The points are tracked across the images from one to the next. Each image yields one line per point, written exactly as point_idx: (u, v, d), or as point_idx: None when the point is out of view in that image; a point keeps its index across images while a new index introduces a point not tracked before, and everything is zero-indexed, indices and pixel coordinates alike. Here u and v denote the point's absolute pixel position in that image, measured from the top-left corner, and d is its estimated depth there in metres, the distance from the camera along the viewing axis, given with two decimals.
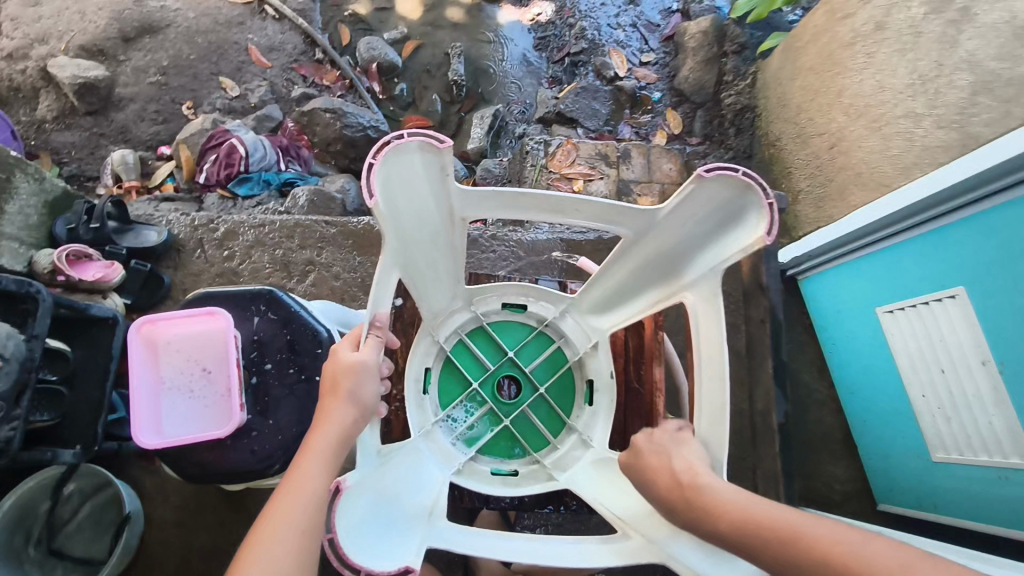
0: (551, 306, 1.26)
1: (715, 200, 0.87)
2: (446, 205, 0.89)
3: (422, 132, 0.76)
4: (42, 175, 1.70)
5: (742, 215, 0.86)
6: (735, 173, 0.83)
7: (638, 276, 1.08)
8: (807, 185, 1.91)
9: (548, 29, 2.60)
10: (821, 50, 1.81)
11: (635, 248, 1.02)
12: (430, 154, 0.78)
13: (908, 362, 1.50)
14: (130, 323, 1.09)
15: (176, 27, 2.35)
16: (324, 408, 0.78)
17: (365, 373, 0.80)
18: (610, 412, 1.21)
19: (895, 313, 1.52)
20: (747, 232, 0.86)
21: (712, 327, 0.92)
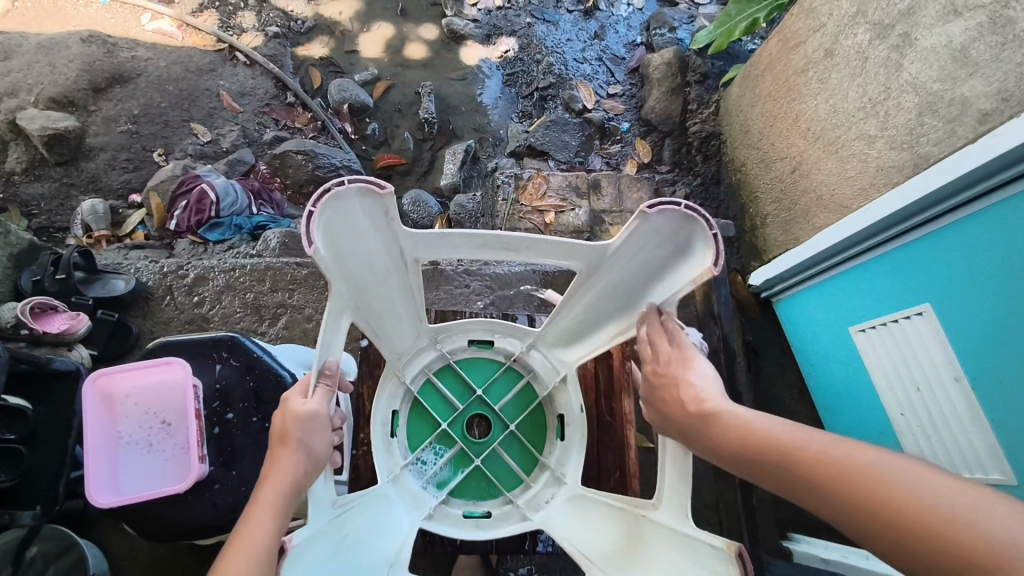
0: (518, 341, 1.25)
1: (662, 231, 0.88)
2: (392, 243, 0.89)
3: (362, 178, 0.76)
4: (6, 229, 1.73)
5: (688, 244, 0.86)
6: (677, 206, 0.83)
7: (599, 306, 1.08)
8: (773, 208, 1.93)
9: (516, 65, 2.65)
10: (778, 77, 1.87)
11: (592, 280, 1.02)
12: (370, 198, 0.78)
13: (885, 382, 1.50)
14: (84, 376, 1.06)
15: (146, 76, 2.37)
16: (274, 461, 0.76)
17: (318, 424, 0.80)
18: (583, 446, 1.19)
19: (869, 333, 1.53)
20: (695, 262, 0.86)
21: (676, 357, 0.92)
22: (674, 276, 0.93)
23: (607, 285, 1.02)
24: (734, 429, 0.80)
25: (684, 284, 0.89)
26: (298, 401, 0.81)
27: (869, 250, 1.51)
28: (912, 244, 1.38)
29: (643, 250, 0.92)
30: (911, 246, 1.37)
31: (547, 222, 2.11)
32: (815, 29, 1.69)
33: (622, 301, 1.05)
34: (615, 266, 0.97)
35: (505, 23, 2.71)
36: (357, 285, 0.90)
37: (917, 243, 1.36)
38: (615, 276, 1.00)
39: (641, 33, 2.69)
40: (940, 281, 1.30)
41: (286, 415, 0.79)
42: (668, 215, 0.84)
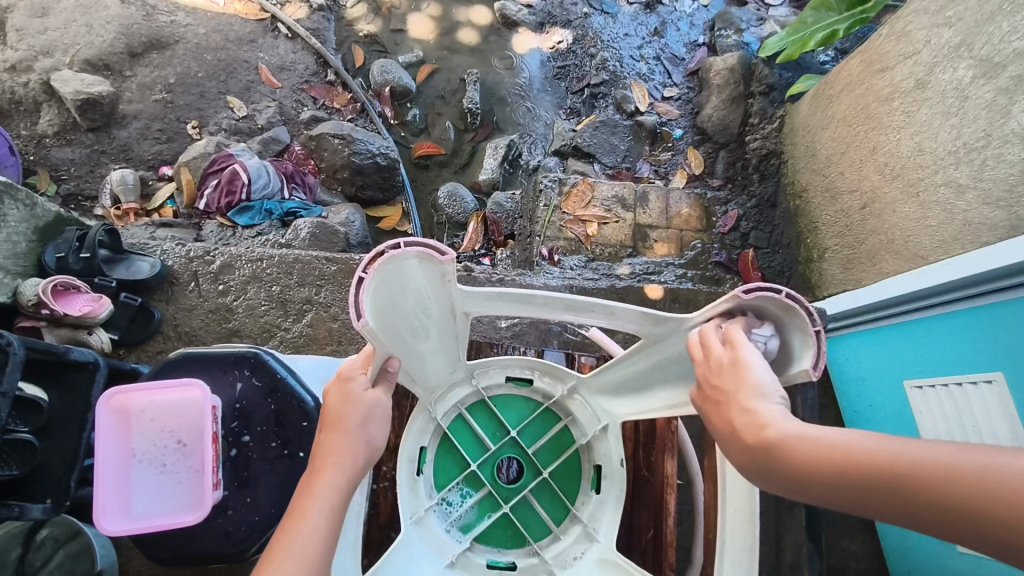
0: (558, 383, 1.16)
1: (755, 325, 0.86)
2: (442, 298, 0.91)
3: (419, 241, 0.80)
4: (34, 201, 1.64)
5: (782, 338, 0.84)
6: (777, 293, 0.79)
7: (658, 373, 1.02)
8: (834, 243, 1.81)
9: (568, 58, 2.51)
10: (855, 102, 1.72)
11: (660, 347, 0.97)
12: (427, 261, 0.82)
13: (934, 444, 1.33)
14: (100, 395, 1.00)
15: (185, 43, 2.28)
16: (331, 444, 0.77)
17: (378, 413, 0.81)
18: (620, 503, 1.10)
19: (924, 390, 1.37)
20: (786, 358, 0.83)
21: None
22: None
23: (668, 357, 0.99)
24: (784, 440, 0.65)
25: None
26: (360, 390, 0.81)
27: (926, 306, 1.39)
28: (976, 308, 1.25)
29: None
30: (978, 309, 1.24)
31: (589, 233, 2.00)
32: (907, 55, 1.53)
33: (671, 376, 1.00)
34: (683, 341, 0.94)
35: (561, 12, 2.57)
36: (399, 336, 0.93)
37: (983, 308, 1.23)
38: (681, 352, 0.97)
39: (704, 33, 2.53)
40: (1007, 349, 1.16)
41: (348, 400, 0.80)
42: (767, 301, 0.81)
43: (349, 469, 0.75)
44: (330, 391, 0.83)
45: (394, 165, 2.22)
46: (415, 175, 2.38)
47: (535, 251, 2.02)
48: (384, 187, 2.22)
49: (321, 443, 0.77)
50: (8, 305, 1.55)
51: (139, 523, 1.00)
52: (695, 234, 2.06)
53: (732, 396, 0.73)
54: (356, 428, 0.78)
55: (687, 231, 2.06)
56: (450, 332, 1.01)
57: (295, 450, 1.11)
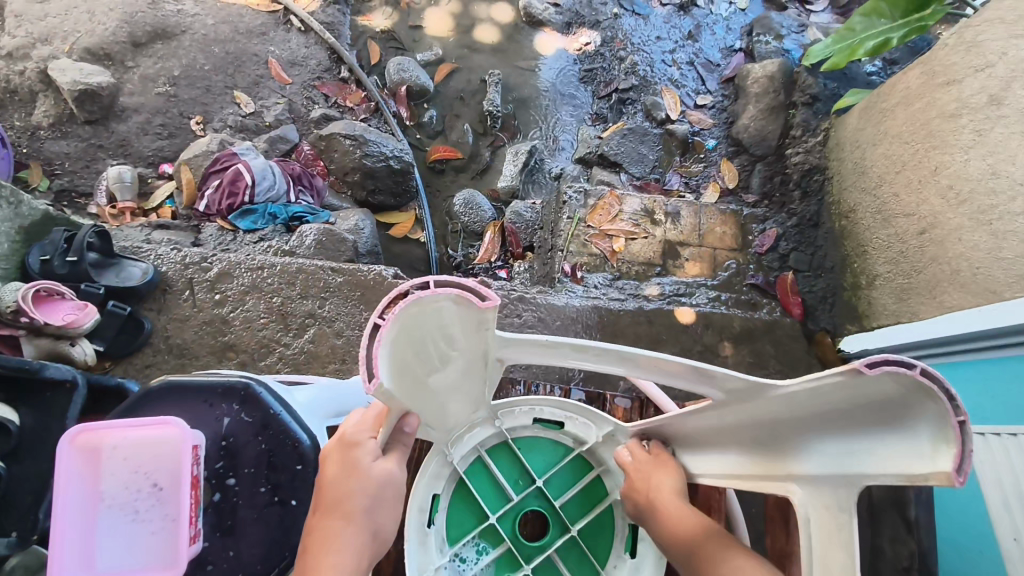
0: (592, 427, 1.01)
1: (870, 396, 0.66)
2: (475, 344, 0.77)
3: (452, 282, 0.68)
4: (18, 199, 1.53)
5: (908, 423, 0.63)
6: (909, 370, 0.59)
7: (737, 432, 0.86)
8: (886, 270, 1.65)
9: (595, 61, 2.37)
10: (914, 116, 1.57)
11: (739, 407, 0.80)
12: (458, 304, 0.69)
13: (997, 497, 1.13)
14: (62, 434, 0.87)
15: (191, 34, 2.16)
16: (330, 530, 0.70)
17: (387, 495, 0.73)
18: (659, 570, 0.95)
19: (986, 437, 1.19)
20: (912, 451, 0.62)
21: (843, 553, 0.67)
22: (853, 454, 0.71)
23: (752, 416, 0.81)
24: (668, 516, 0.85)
25: (877, 472, 0.66)
26: (369, 463, 0.73)
27: (1006, 344, 1.22)
28: None
29: (824, 400, 0.71)
30: None
31: (615, 248, 1.86)
32: (980, 67, 1.38)
33: (758, 441, 0.85)
34: (772, 403, 0.76)
35: (589, 12, 2.44)
36: (418, 384, 0.80)
37: None
38: (768, 414, 0.78)
39: (741, 38, 2.38)
40: None
41: (354, 477, 0.72)
42: (893, 380, 0.61)
43: (353, 561, 0.68)
44: (330, 456, 0.75)
45: (408, 169, 2.09)
46: (430, 180, 2.25)
47: (557, 266, 1.88)
48: (396, 193, 2.09)
49: (319, 529, 0.70)
50: None
51: None
52: (729, 252, 1.91)
53: (653, 473, 0.90)
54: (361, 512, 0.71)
55: (721, 250, 1.91)
56: (480, 378, 0.87)
57: (286, 497, 0.97)
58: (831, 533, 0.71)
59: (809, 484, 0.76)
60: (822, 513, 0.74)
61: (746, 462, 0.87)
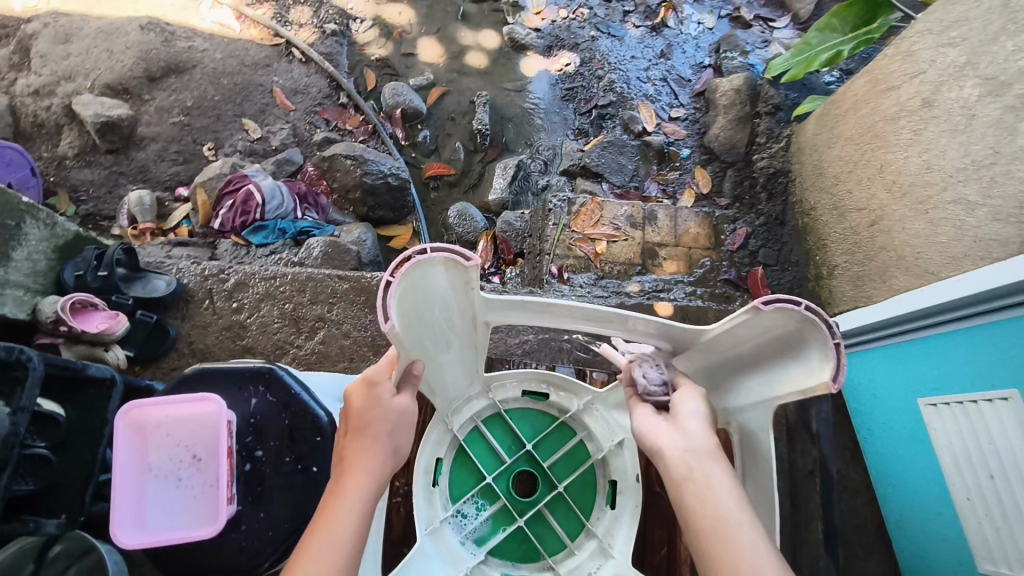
0: (575, 397, 1.18)
1: (774, 332, 0.85)
2: (465, 304, 0.93)
3: (447, 248, 0.81)
4: (54, 221, 1.67)
5: (805, 349, 0.82)
6: (795, 306, 0.78)
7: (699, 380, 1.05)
8: (844, 260, 1.81)
9: (575, 80, 2.56)
10: (862, 121, 1.74)
11: (696, 356, 0.99)
12: (453, 266, 0.83)
13: (950, 461, 1.29)
14: (117, 410, 1.01)
15: (202, 68, 2.34)
16: (356, 450, 0.81)
17: (404, 422, 0.85)
18: (636, 518, 1.08)
19: (939, 407, 1.33)
20: (808, 370, 0.81)
21: (765, 463, 0.90)
22: (772, 383, 0.90)
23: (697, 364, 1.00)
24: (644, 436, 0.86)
25: (784, 394, 0.85)
26: (389, 396, 0.85)
27: (934, 324, 1.39)
28: (990, 324, 1.23)
29: (747, 340, 0.90)
30: (991, 325, 1.22)
31: (598, 251, 2.02)
32: (913, 74, 1.55)
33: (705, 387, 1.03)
34: (709, 349, 0.95)
35: (569, 36, 2.62)
36: (422, 340, 0.95)
37: (998, 323, 1.21)
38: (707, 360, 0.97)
39: (710, 55, 2.57)
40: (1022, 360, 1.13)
41: (379, 407, 0.84)
42: (786, 314, 0.80)
43: (379, 470, 0.80)
44: (354, 393, 0.86)
45: (405, 185, 2.25)
46: (426, 196, 2.42)
47: (545, 269, 2.04)
48: (395, 207, 2.25)
49: (348, 449, 0.81)
50: (27, 322, 1.58)
51: (152, 538, 1.00)
52: (703, 251, 2.08)
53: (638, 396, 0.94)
54: (385, 434, 0.82)
55: (696, 249, 2.07)
56: (469, 340, 1.03)
57: (308, 464, 1.12)
58: (759, 449, 0.92)
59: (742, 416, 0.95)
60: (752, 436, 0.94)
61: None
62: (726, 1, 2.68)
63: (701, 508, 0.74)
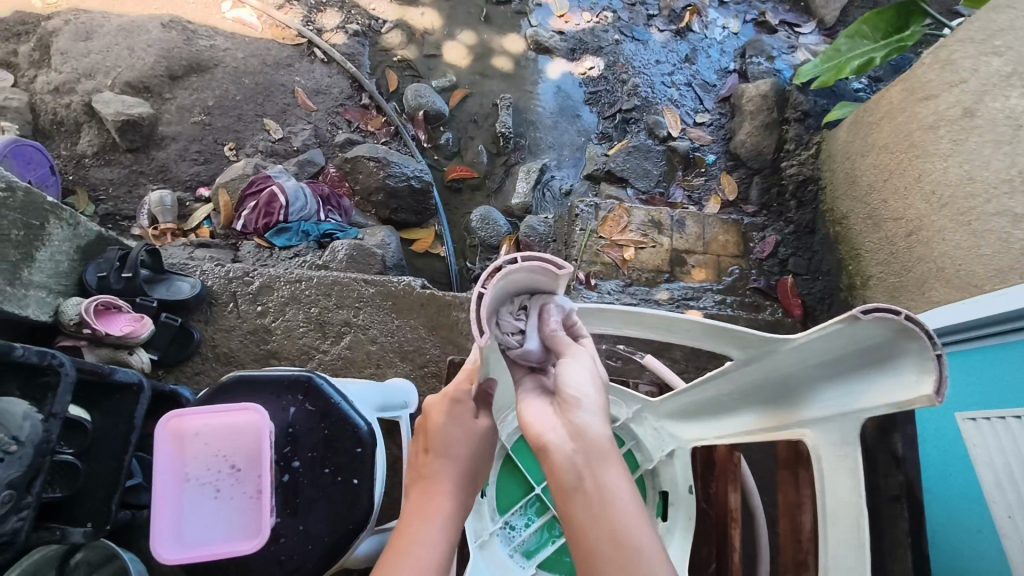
0: (624, 406, 1.14)
1: (863, 342, 0.77)
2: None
3: (538, 256, 0.75)
4: (77, 220, 1.63)
5: (896, 359, 0.74)
6: (895, 316, 0.70)
7: (744, 397, 0.99)
8: (879, 270, 1.78)
9: (599, 84, 2.53)
10: (898, 129, 1.70)
11: (750, 372, 0.94)
12: (543, 274, 0.77)
13: (990, 477, 1.23)
14: (158, 418, 0.96)
15: (223, 67, 2.31)
16: (433, 469, 0.79)
17: (484, 448, 0.82)
18: (689, 529, 1.06)
19: (978, 422, 1.28)
20: (901, 382, 0.74)
21: (850, 478, 0.82)
22: (850, 398, 0.83)
23: (760, 375, 0.93)
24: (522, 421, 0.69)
25: (874, 405, 0.78)
26: (473, 419, 0.82)
27: (971, 338, 1.38)
28: None
29: (819, 355, 0.83)
30: None
31: (625, 257, 1.99)
32: (953, 82, 1.52)
33: (768, 396, 0.95)
34: (782, 360, 0.88)
35: (592, 39, 2.60)
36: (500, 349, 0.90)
37: None
38: (778, 371, 0.90)
39: (735, 60, 2.55)
40: None
41: (461, 426, 0.81)
42: (882, 326, 0.73)
43: (457, 496, 0.78)
44: (434, 406, 0.83)
45: (428, 188, 2.22)
46: (448, 199, 2.38)
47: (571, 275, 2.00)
48: (417, 210, 2.22)
49: (428, 468, 0.80)
50: (49, 324, 1.55)
51: (193, 551, 0.97)
52: (730, 257, 2.05)
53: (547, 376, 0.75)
54: (464, 459, 0.80)
55: (725, 256, 2.05)
56: None
57: (348, 476, 1.09)
58: (839, 464, 0.84)
59: (818, 426, 0.88)
60: (831, 447, 0.86)
61: (756, 418, 0.98)
62: (751, 6, 2.65)
63: (592, 525, 0.57)
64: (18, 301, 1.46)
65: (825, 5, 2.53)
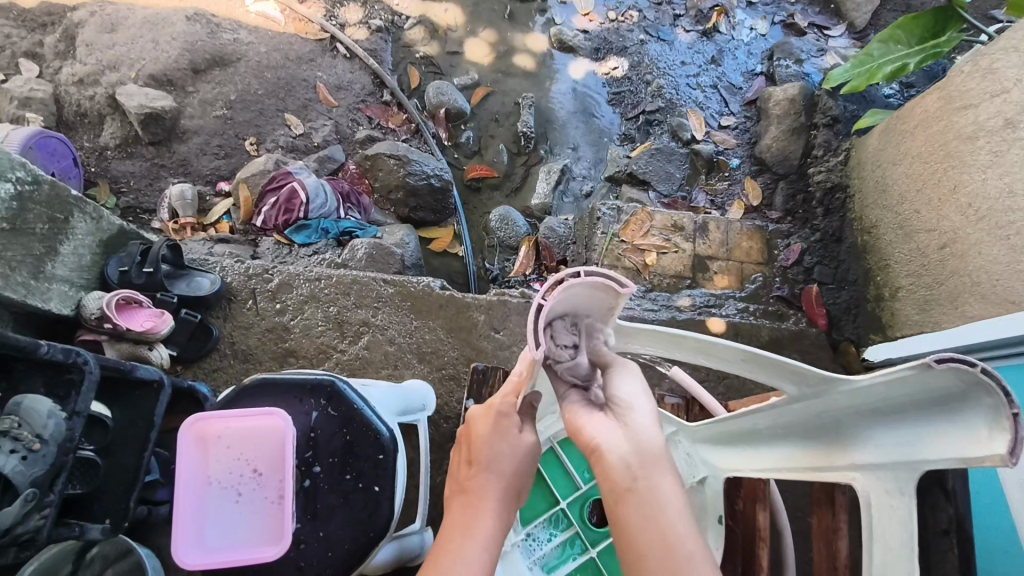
0: (658, 427, 1.15)
1: (931, 391, 0.69)
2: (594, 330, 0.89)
3: (600, 272, 0.77)
4: (100, 214, 1.63)
5: (964, 413, 0.67)
6: (970, 367, 0.63)
7: (788, 431, 0.92)
8: (908, 282, 1.72)
9: (622, 84, 2.50)
10: (933, 138, 1.66)
11: (798, 407, 0.87)
12: (605, 291, 0.79)
13: None
14: (183, 420, 0.96)
15: (246, 61, 2.31)
16: (477, 483, 0.77)
17: (525, 464, 0.80)
18: (715, 560, 1.06)
19: None
20: (969, 437, 0.66)
21: (903, 529, 0.75)
22: (906, 445, 0.75)
23: (809, 411, 0.86)
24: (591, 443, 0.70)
25: (937, 458, 0.70)
26: (517, 432, 0.81)
27: (1008, 357, 1.33)
28: None
29: (876, 397, 0.76)
30: None
31: (647, 262, 1.96)
32: (995, 92, 1.48)
33: (816, 432, 0.88)
34: (834, 400, 0.81)
35: (617, 38, 2.57)
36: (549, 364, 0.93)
37: None
38: (828, 409, 0.83)
39: (762, 62, 2.50)
40: None
41: (503, 437, 0.80)
42: (953, 377, 0.65)
43: (500, 512, 0.76)
44: (479, 419, 0.83)
45: (448, 187, 2.21)
46: (467, 198, 2.36)
47: None
48: (436, 209, 2.21)
49: (471, 482, 0.78)
50: (71, 318, 1.55)
51: (214, 557, 0.95)
52: (753, 264, 2.02)
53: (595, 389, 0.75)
54: (508, 474, 0.78)
55: (748, 263, 2.02)
56: None
57: (370, 484, 1.08)
58: (892, 515, 0.77)
59: (867, 471, 0.80)
60: (881, 494, 0.78)
61: (799, 452, 0.91)
62: (780, 7, 2.60)
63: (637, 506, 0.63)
64: (41, 295, 1.46)
65: (856, 8, 2.48)
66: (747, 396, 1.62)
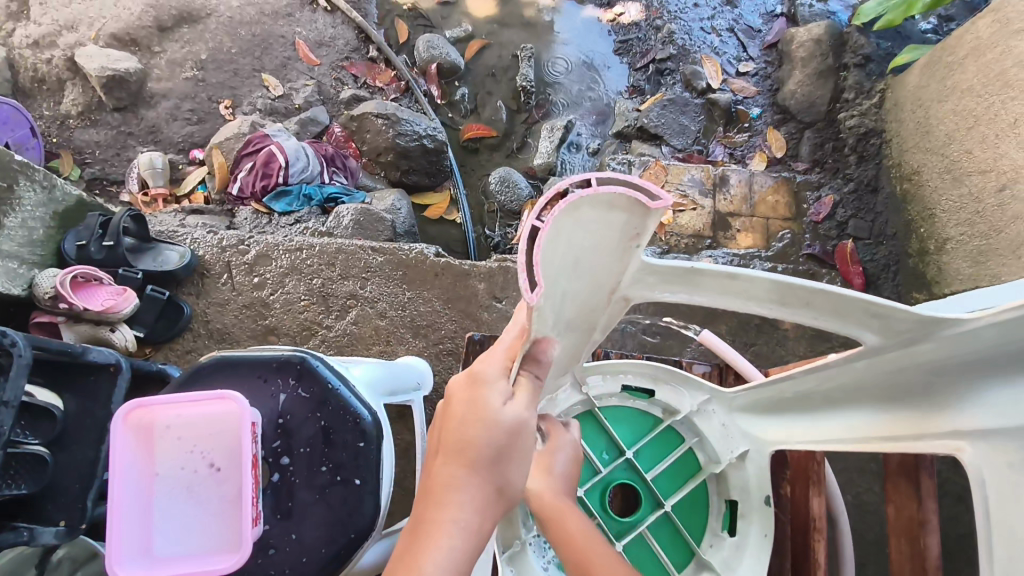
0: (686, 396, 0.98)
1: None
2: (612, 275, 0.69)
3: (619, 179, 0.58)
4: (52, 181, 1.46)
5: None
6: None
7: (858, 392, 0.77)
8: (958, 232, 1.52)
9: (630, 32, 2.30)
10: (985, 67, 1.44)
11: (879, 362, 0.71)
12: (626, 211, 0.60)
13: None
14: (115, 408, 0.79)
15: (217, 17, 2.11)
16: (446, 476, 0.66)
17: (511, 447, 0.66)
18: (761, 549, 0.92)
19: None
20: None
21: None
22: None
23: (893, 366, 0.70)
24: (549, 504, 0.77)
25: None
26: (496, 408, 0.67)
27: None
28: None
29: (987, 347, 0.62)
30: None
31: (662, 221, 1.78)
32: None
33: (898, 396, 0.74)
34: (930, 353, 0.66)
35: None
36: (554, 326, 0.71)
37: None
38: (918, 364, 0.68)
39: (783, 2, 2.28)
40: None
41: (478, 416, 0.66)
42: None
43: (467, 516, 0.64)
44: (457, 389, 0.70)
45: (442, 147, 2.02)
46: (464, 160, 2.17)
47: None
48: (430, 172, 2.01)
49: (438, 474, 0.66)
50: (23, 298, 1.39)
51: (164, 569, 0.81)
52: (782, 221, 1.84)
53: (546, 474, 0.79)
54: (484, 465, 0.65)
55: (774, 219, 1.84)
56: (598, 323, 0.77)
57: (349, 476, 0.92)
58: (1012, 492, 0.62)
59: (979, 438, 0.65)
60: (998, 467, 0.63)
61: (875, 419, 0.76)
62: None
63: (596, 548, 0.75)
64: None
65: None
66: (780, 364, 1.45)
